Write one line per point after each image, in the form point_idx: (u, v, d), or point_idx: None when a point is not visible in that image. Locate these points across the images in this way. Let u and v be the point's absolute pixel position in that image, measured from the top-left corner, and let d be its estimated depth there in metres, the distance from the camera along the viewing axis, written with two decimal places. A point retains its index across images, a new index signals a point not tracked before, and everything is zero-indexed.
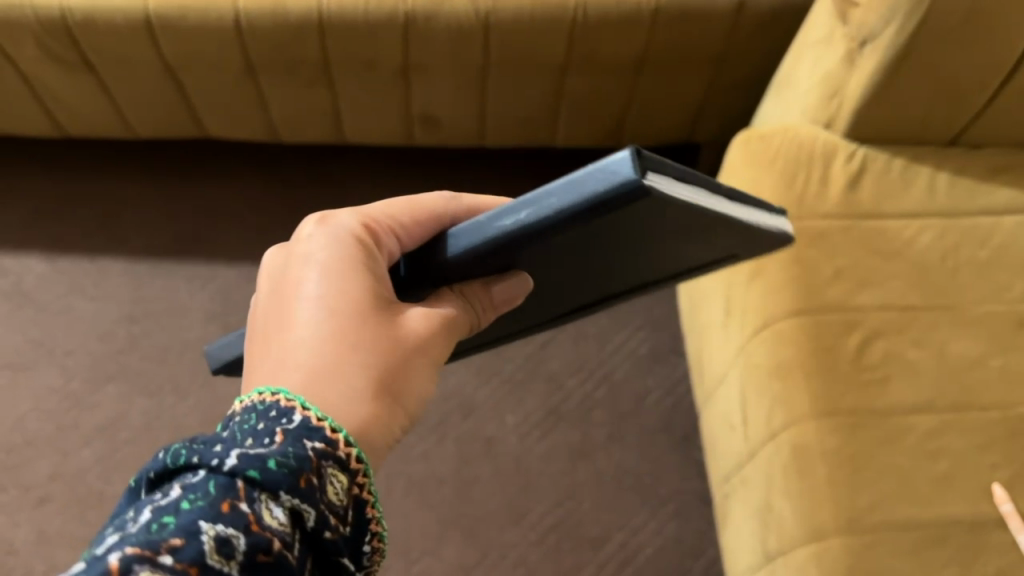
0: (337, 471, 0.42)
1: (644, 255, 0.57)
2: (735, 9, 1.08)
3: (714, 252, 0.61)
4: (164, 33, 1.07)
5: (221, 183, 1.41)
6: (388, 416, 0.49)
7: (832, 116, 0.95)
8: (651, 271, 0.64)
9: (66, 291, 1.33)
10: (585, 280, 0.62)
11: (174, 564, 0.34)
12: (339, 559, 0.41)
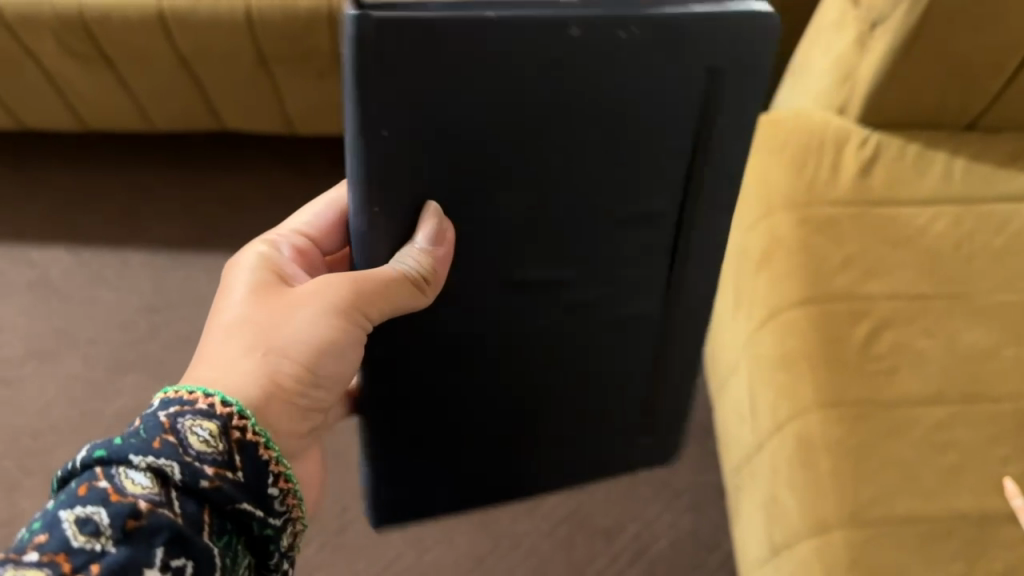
0: (202, 420, 0.50)
1: (578, 104, 0.54)
2: None
3: (694, 61, 0.53)
4: (178, 27, 1.08)
5: (241, 175, 1.43)
6: (281, 389, 0.57)
7: (845, 103, 0.93)
8: (642, 143, 0.57)
9: (90, 282, 1.35)
10: (575, 202, 0.60)
11: (39, 557, 0.42)
12: (231, 500, 0.49)
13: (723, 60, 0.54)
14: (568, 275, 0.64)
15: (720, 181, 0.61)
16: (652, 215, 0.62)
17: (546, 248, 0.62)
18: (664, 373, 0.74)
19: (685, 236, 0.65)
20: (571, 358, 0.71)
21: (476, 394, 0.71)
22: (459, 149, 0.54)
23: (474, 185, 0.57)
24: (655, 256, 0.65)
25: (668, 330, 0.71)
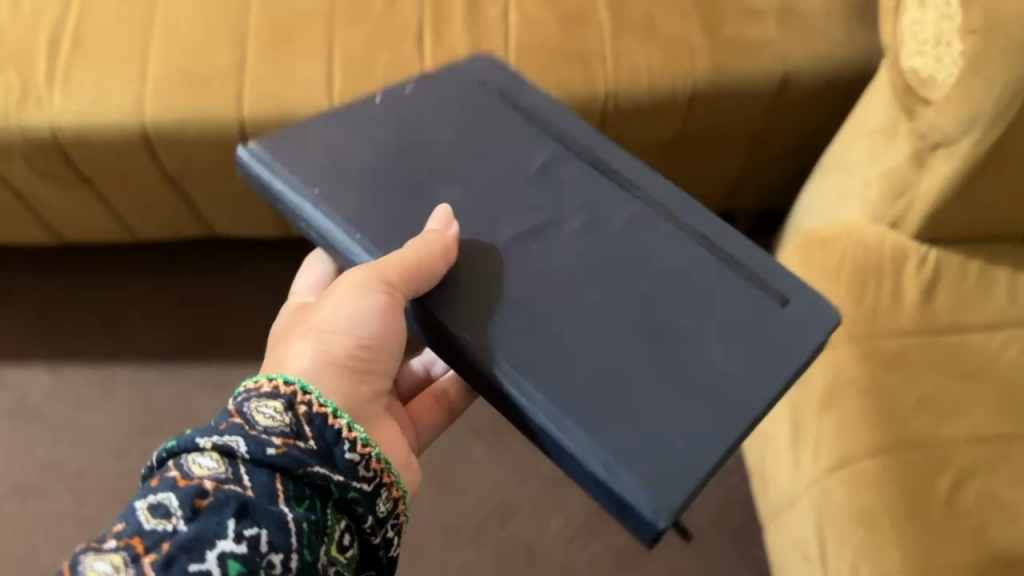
0: (267, 401, 0.54)
1: (425, 121, 0.73)
2: (777, 84, 0.98)
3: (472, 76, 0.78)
4: (165, 148, 0.99)
5: (229, 279, 1.33)
6: (346, 365, 0.61)
7: (899, 216, 0.87)
8: (497, 130, 0.73)
9: (74, 405, 1.25)
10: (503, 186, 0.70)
11: (117, 542, 0.45)
12: (303, 463, 0.51)
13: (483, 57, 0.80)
14: (583, 221, 0.68)
15: (579, 136, 0.74)
16: (557, 156, 0.72)
17: (532, 215, 0.68)
18: (779, 286, 0.66)
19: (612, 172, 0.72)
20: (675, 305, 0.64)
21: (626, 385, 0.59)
22: (393, 181, 0.69)
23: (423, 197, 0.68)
24: (605, 184, 0.71)
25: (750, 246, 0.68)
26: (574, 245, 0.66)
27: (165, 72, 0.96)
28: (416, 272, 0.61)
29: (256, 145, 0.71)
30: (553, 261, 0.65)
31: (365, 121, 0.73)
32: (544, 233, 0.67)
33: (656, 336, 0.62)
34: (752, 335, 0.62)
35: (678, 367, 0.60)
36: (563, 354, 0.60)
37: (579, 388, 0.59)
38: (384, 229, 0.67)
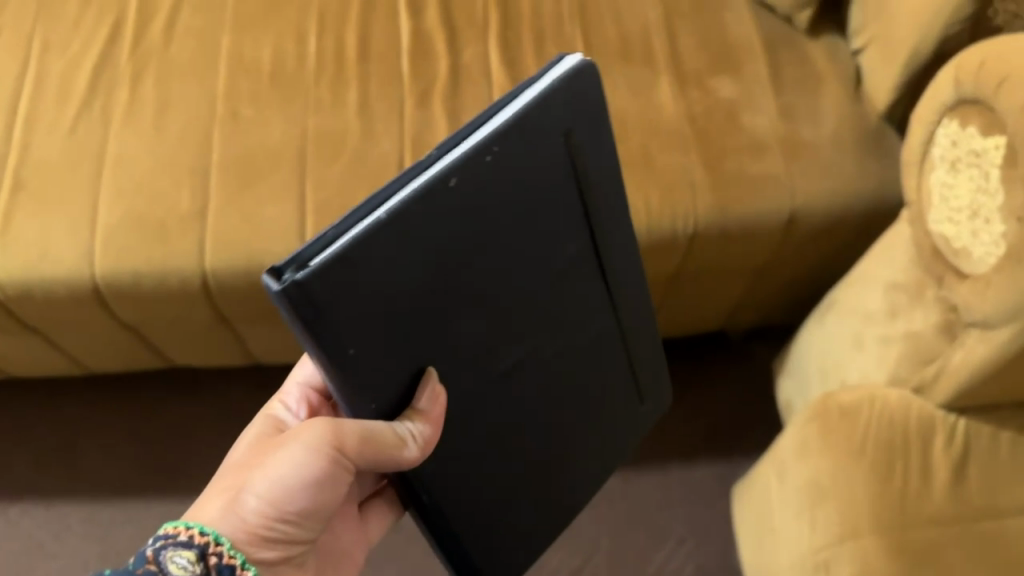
0: (181, 551, 0.56)
1: (465, 216, 0.53)
2: (784, 222, 0.91)
3: (555, 126, 0.55)
4: (118, 300, 0.89)
5: (198, 404, 1.21)
6: (276, 533, 0.60)
7: (923, 383, 0.80)
8: (556, 215, 0.59)
9: (21, 550, 1.12)
10: (524, 292, 0.61)
11: None
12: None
13: (574, 121, 0.56)
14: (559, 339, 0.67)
15: (609, 219, 0.64)
16: (577, 251, 0.63)
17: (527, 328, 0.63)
18: (647, 382, 0.80)
19: (609, 261, 0.67)
20: (568, 415, 0.72)
21: (521, 498, 0.72)
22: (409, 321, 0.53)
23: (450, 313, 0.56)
24: (591, 280, 0.66)
25: (645, 340, 0.77)
26: (535, 380, 0.66)
27: (124, 215, 0.88)
28: (389, 461, 0.57)
29: (296, 284, 0.47)
30: (516, 392, 0.65)
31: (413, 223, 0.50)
32: (527, 364, 0.65)
33: (550, 442, 0.72)
34: (603, 433, 0.77)
35: (556, 470, 0.74)
36: (487, 480, 0.68)
37: (490, 505, 0.69)
38: (391, 395, 0.56)
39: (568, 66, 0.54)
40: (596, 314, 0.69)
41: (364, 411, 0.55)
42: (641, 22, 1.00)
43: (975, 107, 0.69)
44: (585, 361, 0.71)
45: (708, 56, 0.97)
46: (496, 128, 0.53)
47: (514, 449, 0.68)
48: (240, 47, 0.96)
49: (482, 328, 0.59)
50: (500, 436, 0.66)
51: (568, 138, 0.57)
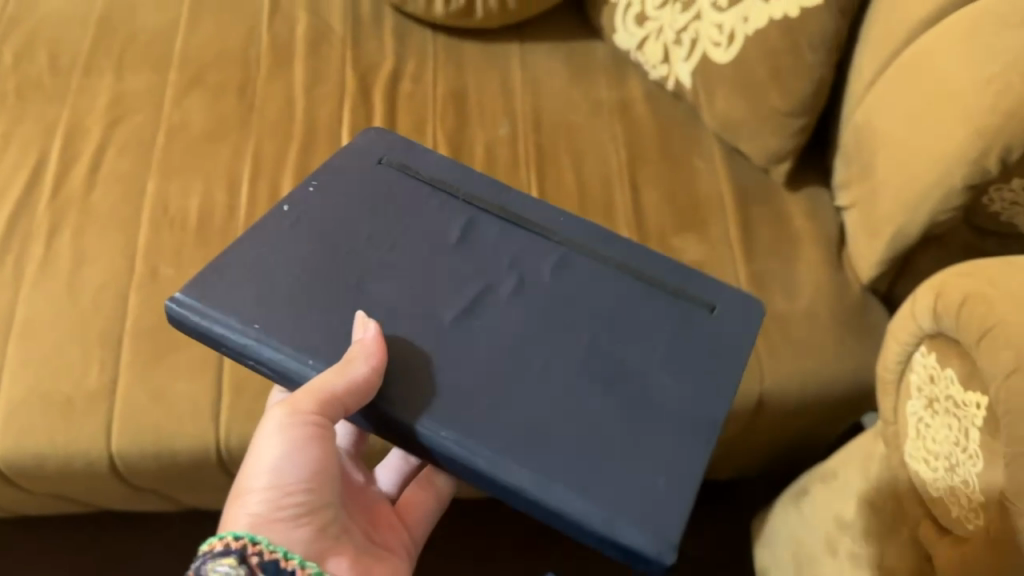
0: (220, 559, 0.54)
1: (321, 224, 0.65)
2: (752, 405, 0.81)
3: (364, 161, 0.70)
4: (21, 477, 0.82)
5: (145, 551, 1.07)
6: (301, 516, 0.60)
7: None
8: (415, 197, 0.68)
9: None
10: (439, 268, 0.64)
11: None
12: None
13: (377, 150, 0.71)
14: (515, 279, 0.64)
15: (492, 192, 0.69)
16: (476, 220, 0.67)
17: (471, 283, 0.63)
18: (700, 292, 0.66)
19: (530, 224, 0.68)
20: (627, 356, 0.61)
21: (623, 449, 0.57)
22: (300, 297, 0.61)
23: (348, 283, 0.62)
24: (529, 240, 0.67)
25: (676, 267, 0.67)
26: (508, 334, 0.61)
27: (28, 391, 0.80)
28: (344, 393, 0.55)
29: (186, 304, 0.61)
30: (490, 341, 0.61)
31: (275, 242, 0.64)
32: (483, 307, 0.62)
33: (617, 382, 0.60)
34: (686, 351, 0.62)
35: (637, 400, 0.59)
36: (539, 420, 0.57)
37: (575, 458, 0.56)
38: (319, 343, 0.60)
39: (363, 133, 0.73)
40: (569, 263, 0.66)
41: (295, 359, 0.59)
42: (604, 168, 0.92)
43: (955, 345, 0.59)
44: (573, 303, 0.63)
45: (672, 212, 0.89)
46: (314, 176, 0.69)
47: (553, 391, 0.59)
48: (166, 194, 0.89)
49: (398, 287, 0.62)
50: (525, 387, 0.59)
51: (379, 160, 0.70)
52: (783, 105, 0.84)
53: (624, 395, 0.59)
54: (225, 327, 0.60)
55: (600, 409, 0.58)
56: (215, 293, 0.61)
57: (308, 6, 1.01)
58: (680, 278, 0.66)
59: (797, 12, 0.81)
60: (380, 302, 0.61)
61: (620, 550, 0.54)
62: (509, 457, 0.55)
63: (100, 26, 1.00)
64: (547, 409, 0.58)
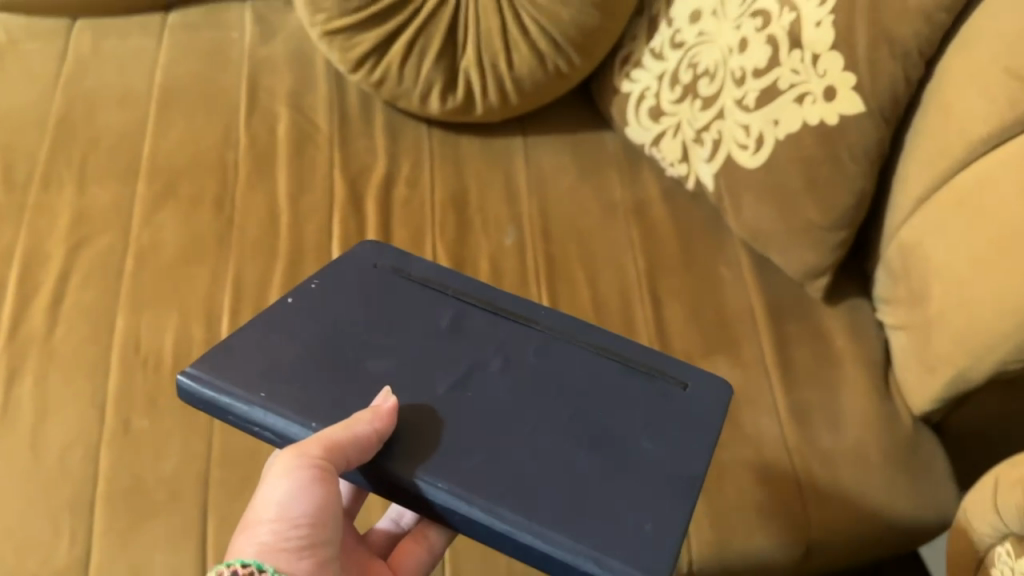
0: None
1: (320, 309, 0.58)
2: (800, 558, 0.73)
3: (360, 260, 0.61)
4: None
5: None
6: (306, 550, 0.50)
7: None
8: (403, 287, 0.60)
9: None
10: (426, 350, 0.56)
11: None
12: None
13: (367, 247, 0.62)
14: (501, 360, 0.56)
15: (479, 289, 0.60)
16: (464, 312, 0.59)
17: (459, 361, 0.56)
18: (673, 371, 0.57)
19: (512, 309, 0.59)
20: (619, 426, 0.53)
21: (611, 502, 0.50)
22: (297, 373, 0.54)
23: (348, 358, 0.55)
24: (515, 325, 0.58)
25: (647, 347, 0.58)
26: (495, 410, 0.53)
27: None
28: (352, 449, 0.48)
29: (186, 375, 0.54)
30: (481, 415, 0.53)
31: (268, 322, 0.56)
32: (475, 382, 0.55)
33: (603, 445, 0.52)
34: (670, 422, 0.54)
35: (624, 465, 0.52)
36: (526, 478, 0.50)
37: (563, 509, 0.49)
38: (325, 410, 0.53)
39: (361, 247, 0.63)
40: (555, 346, 0.57)
41: (297, 425, 0.52)
42: (621, 281, 0.83)
43: None
44: (560, 385, 0.55)
45: (700, 333, 0.80)
46: (318, 275, 0.60)
47: (540, 454, 0.51)
48: (139, 331, 0.80)
49: (393, 364, 0.55)
50: (515, 452, 0.51)
51: (367, 252, 0.62)
52: (821, 219, 0.76)
53: (611, 458, 0.52)
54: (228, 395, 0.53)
55: (586, 469, 0.51)
56: (216, 364, 0.54)
57: (289, 99, 0.91)
58: (657, 360, 0.57)
59: (835, 120, 0.73)
60: (378, 385, 0.54)
61: None
62: (495, 507, 0.49)
63: (58, 129, 0.90)
64: (534, 462, 0.51)
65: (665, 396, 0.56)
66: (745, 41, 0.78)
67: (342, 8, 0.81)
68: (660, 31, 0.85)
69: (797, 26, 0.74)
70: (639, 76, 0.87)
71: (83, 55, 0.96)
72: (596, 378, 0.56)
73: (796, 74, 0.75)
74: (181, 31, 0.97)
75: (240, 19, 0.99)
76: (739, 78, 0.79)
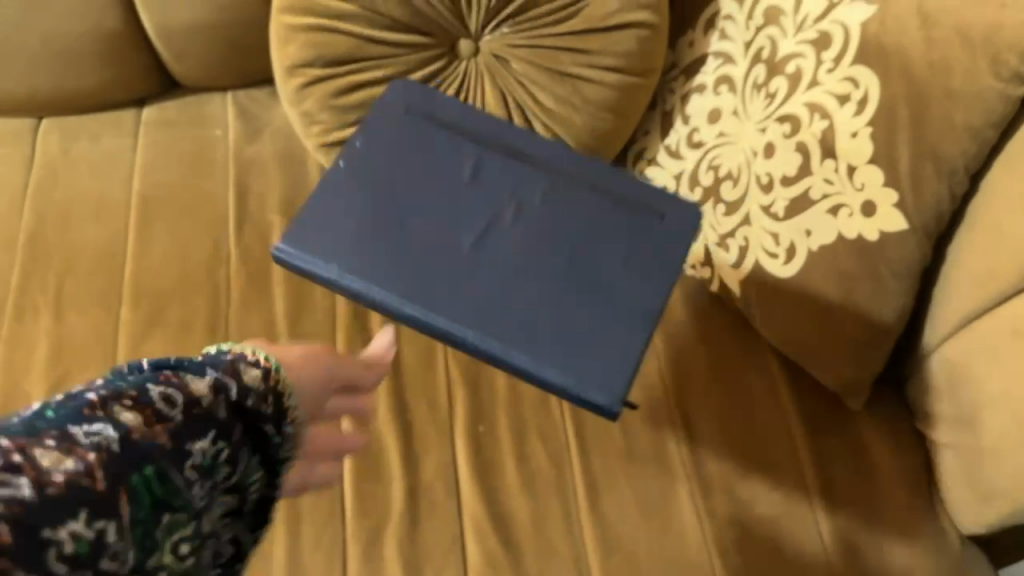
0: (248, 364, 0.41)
1: (375, 173, 0.69)
2: None
3: (398, 109, 0.72)
4: None
5: None
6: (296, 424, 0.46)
7: None
8: (438, 142, 0.70)
9: None
10: (448, 200, 0.68)
11: None
12: (250, 422, 0.39)
13: (406, 110, 0.71)
14: (510, 207, 0.68)
15: (495, 129, 0.71)
16: (484, 159, 0.70)
17: (479, 210, 0.68)
18: (655, 204, 0.68)
19: (524, 155, 0.70)
20: (600, 261, 0.66)
21: (582, 325, 0.63)
22: (369, 236, 0.66)
23: (400, 224, 0.66)
24: (525, 171, 0.69)
25: (641, 184, 0.69)
26: (496, 247, 0.66)
27: None
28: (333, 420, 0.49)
29: (281, 251, 0.64)
30: (486, 264, 0.65)
31: (339, 199, 0.67)
32: (493, 235, 0.67)
33: (582, 281, 0.65)
34: (644, 254, 0.66)
35: (597, 286, 0.65)
36: (518, 309, 0.64)
37: (542, 327, 0.63)
38: (393, 278, 0.64)
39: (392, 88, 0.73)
40: (557, 187, 0.69)
41: (389, 297, 0.63)
42: (650, 397, 0.80)
43: None
44: (552, 222, 0.68)
45: (735, 452, 0.77)
46: (359, 138, 0.71)
47: (527, 284, 0.65)
48: None
49: (434, 223, 0.67)
50: (512, 278, 0.65)
51: (409, 114, 0.71)
52: (861, 333, 0.73)
53: (589, 288, 0.65)
54: (318, 267, 0.64)
55: (565, 300, 0.64)
56: (302, 235, 0.65)
57: (282, 208, 0.86)
58: (639, 189, 0.69)
59: (875, 236, 0.69)
60: (428, 241, 0.66)
61: (568, 374, 0.60)
62: (484, 334, 0.62)
63: (30, 248, 0.82)
64: (520, 295, 0.64)
65: (637, 224, 0.67)
66: (772, 146, 0.74)
67: (338, 120, 0.76)
68: (675, 129, 0.82)
69: (830, 135, 0.70)
70: (655, 175, 0.83)
71: (52, 158, 0.88)
72: (579, 212, 0.68)
73: (830, 184, 0.71)
74: (159, 129, 0.91)
75: (223, 115, 0.92)
76: (766, 184, 0.75)
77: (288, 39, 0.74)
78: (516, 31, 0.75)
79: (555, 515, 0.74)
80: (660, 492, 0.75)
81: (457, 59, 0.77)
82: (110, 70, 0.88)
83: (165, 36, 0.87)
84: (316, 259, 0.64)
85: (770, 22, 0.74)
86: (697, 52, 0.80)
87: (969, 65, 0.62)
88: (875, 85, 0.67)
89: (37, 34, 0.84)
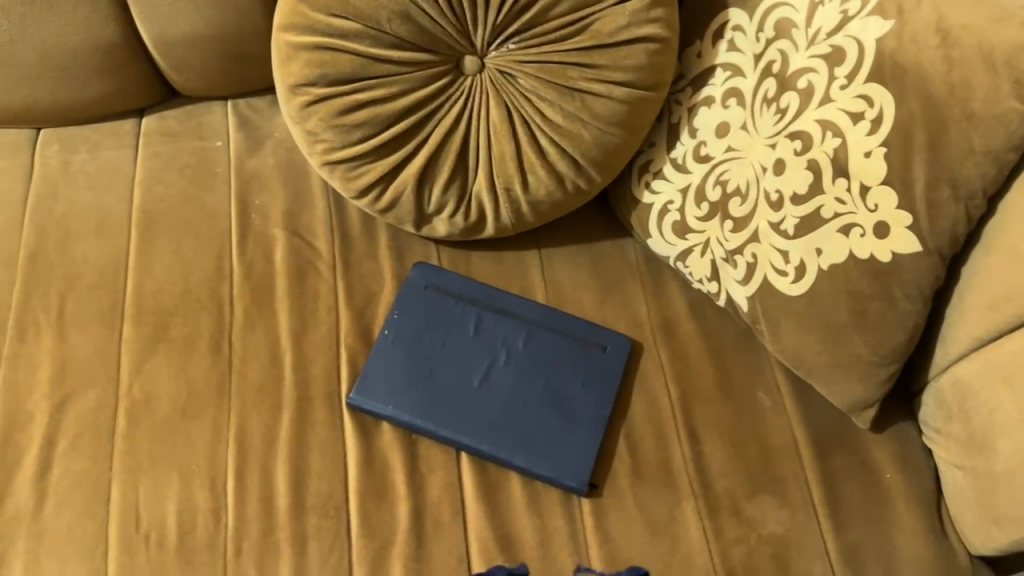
0: None
1: (413, 334, 0.79)
2: None
3: (424, 293, 0.81)
4: None
5: None
6: None
7: None
8: (451, 311, 0.81)
9: None
10: (449, 348, 0.79)
11: None
12: None
13: (430, 291, 0.81)
14: (498, 346, 0.79)
15: (487, 291, 0.82)
16: (482, 319, 0.80)
17: (476, 353, 0.79)
18: (603, 334, 0.80)
19: (508, 310, 0.81)
20: (562, 385, 0.78)
21: (548, 428, 0.76)
22: (416, 382, 0.77)
23: (436, 367, 0.78)
24: (511, 327, 0.80)
25: (592, 324, 0.81)
26: (480, 375, 0.78)
27: None
28: None
29: (350, 400, 0.77)
30: (474, 388, 0.77)
31: (387, 347, 0.79)
32: (491, 370, 0.78)
33: (548, 397, 0.77)
34: (594, 375, 0.78)
35: (560, 403, 0.77)
36: (498, 419, 0.76)
37: (520, 434, 0.75)
38: (441, 410, 0.76)
39: (416, 275, 0.82)
40: (541, 338, 0.80)
41: (428, 424, 0.75)
42: (654, 414, 0.78)
43: None
44: (528, 353, 0.79)
45: (743, 471, 0.76)
46: (395, 313, 0.80)
47: (505, 403, 0.77)
48: (138, 499, 0.72)
49: (453, 367, 0.78)
50: (494, 395, 0.77)
51: (435, 304, 0.81)
52: (872, 353, 0.72)
53: (555, 401, 0.77)
54: (379, 408, 0.76)
55: (536, 412, 0.76)
56: (367, 385, 0.77)
57: (285, 221, 0.86)
58: (589, 327, 0.81)
59: (888, 257, 0.69)
60: (460, 378, 0.77)
61: (544, 465, 0.74)
62: (474, 436, 0.75)
63: (30, 265, 0.82)
64: (501, 409, 0.76)
65: (594, 351, 0.79)
66: (782, 163, 0.72)
67: (342, 139, 0.75)
68: (681, 142, 0.79)
69: (842, 153, 0.69)
70: (661, 188, 0.81)
71: (51, 172, 0.87)
72: (547, 342, 0.80)
73: (842, 204, 0.70)
74: (159, 141, 0.90)
75: (223, 125, 0.92)
76: (776, 202, 0.73)
77: (290, 58, 0.73)
78: (522, 47, 0.73)
79: (563, 535, 0.73)
80: (667, 512, 0.74)
81: (462, 75, 0.75)
82: (109, 82, 0.87)
83: (163, 46, 0.86)
84: (380, 403, 0.76)
85: (782, 35, 0.72)
86: (706, 63, 0.78)
87: (990, 86, 0.61)
88: (889, 104, 0.66)
89: (32, 47, 0.82)
